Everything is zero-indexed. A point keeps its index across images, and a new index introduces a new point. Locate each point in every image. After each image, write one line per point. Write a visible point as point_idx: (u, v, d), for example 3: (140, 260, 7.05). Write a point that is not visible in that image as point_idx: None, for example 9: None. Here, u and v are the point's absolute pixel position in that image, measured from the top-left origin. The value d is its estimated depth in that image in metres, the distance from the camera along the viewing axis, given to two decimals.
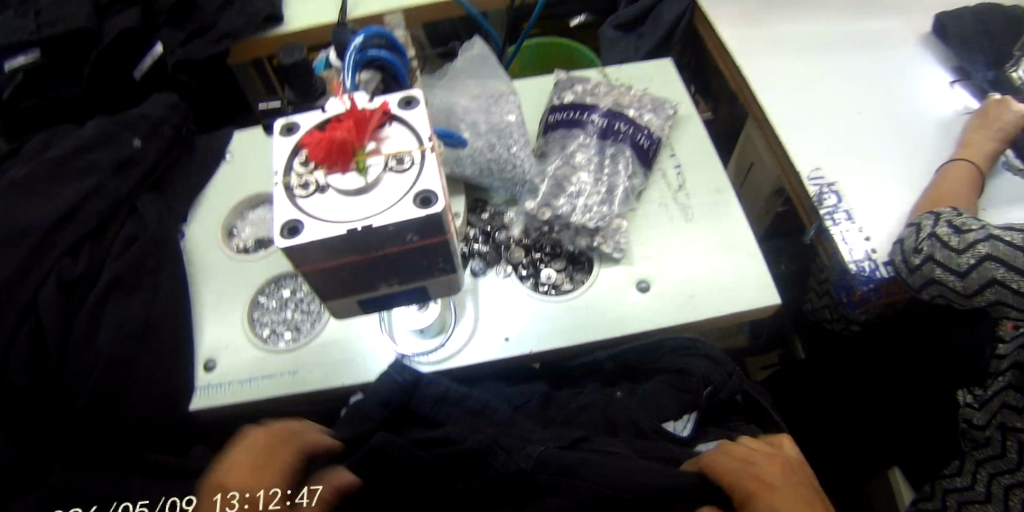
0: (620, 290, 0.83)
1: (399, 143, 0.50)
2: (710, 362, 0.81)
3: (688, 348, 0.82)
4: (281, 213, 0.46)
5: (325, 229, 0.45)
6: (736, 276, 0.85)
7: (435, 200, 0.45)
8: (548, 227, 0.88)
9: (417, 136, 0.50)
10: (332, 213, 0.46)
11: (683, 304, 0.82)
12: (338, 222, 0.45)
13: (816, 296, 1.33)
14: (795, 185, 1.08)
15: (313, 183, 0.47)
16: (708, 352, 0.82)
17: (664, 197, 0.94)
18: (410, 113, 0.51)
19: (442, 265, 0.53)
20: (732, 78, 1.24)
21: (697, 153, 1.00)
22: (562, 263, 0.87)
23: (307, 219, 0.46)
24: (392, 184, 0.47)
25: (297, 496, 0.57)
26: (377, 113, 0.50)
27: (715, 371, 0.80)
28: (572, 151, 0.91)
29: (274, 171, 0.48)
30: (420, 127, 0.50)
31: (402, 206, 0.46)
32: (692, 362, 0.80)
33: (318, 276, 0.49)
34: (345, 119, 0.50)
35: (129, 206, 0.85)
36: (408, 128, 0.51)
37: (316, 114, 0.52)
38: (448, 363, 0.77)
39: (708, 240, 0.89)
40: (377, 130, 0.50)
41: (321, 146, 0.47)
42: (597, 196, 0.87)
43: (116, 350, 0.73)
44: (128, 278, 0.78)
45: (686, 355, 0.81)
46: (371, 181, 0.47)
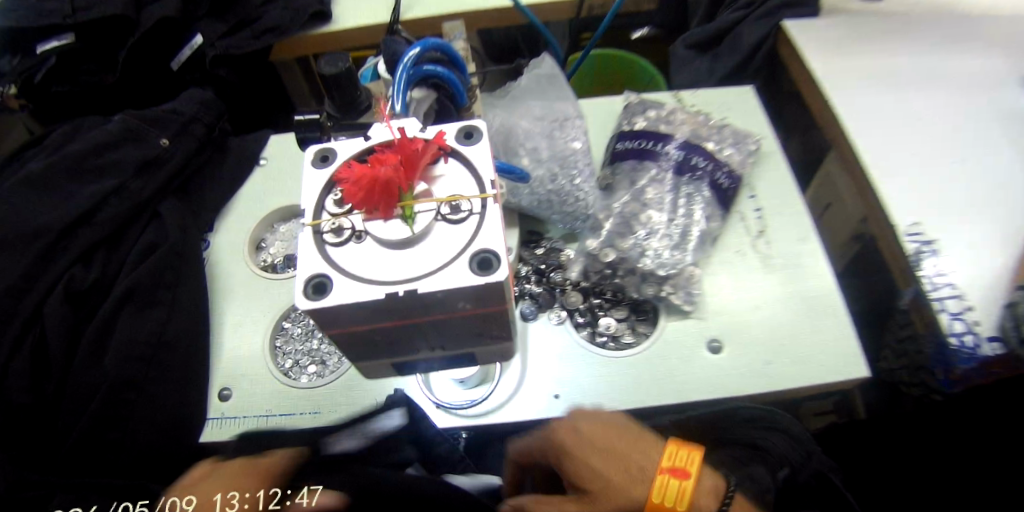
0: (687, 350, 0.72)
1: (458, 186, 0.41)
2: (788, 440, 0.65)
3: (764, 421, 0.65)
4: (307, 266, 0.37)
5: (356, 292, 0.36)
6: (825, 343, 0.73)
7: (496, 264, 0.36)
8: (610, 271, 0.78)
9: (478, 179, 0.41)
10: (369, 270, 0.37)
11: (759, 373, 0.70)
12: (373, 282, 0.36)
13: (892, 355, 1.13)
14: (882, 232, 0.90)
15: (347, 229, 0.39)
16: (785, 427, 0.66)
17: (741, 243, 0.82)
18: (471, 148, 0.42)
19: (496, 334, 0.43)
20: (817, 108, 1.10)
21: (782, 196, 0.88)
22: (625, 311, 0.76)
23: (337, 274, 0.37)
24: (443, 239, 0.38)
25: (290, 495, 0.47)
26: (431, 146, 0.41)
27: (793, 452, 0.64)
28: (640, 186, 0.81)
29: (302, 210, 0.40)
30: (484, 166, 0.41)
31: (456, 268, 0.36)
32: (770, 438, 0.64)
33: (347, 338, 0.40)
34: (392, 150, 0.41)
35: (150, 211, 0.80)
36: (468, 167, 0.42)
37: (358, 141, 0.43)
38: (487, 419, 0.67)
39: (795, 299, 0.77)
40: (429, 168, 0.41)
41: (361, 184, 0.38)
42: (666, 239, 0.77)
43: (125, 371, 0.66)
44: (143, 292, 0.72)
45: (763, 428, 0.65)
46: (420, 231, 0.38)
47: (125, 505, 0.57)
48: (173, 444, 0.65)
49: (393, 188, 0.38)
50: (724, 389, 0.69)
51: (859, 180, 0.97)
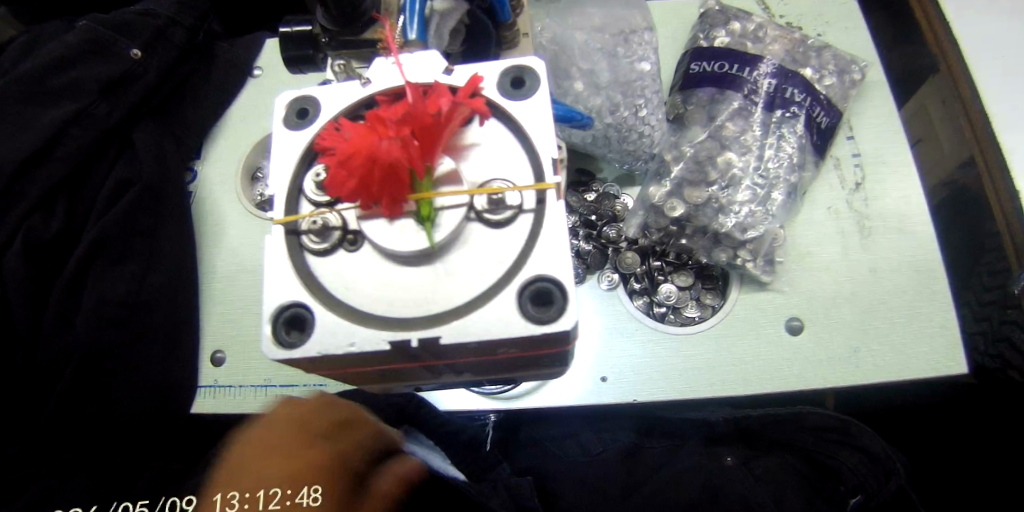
0: (764, 331, 0.59)
1: (502, 163, 0.27)
2: (863, 459, 0.56)
3: (835, 434, 0.57)
4: (276, 289, 0.26)
5: (346, 332, 0.25)
6: (924, 332, 0.60)
7: (559, 301, 0.24)
8: (675, 229, 0.62)
9: (534, 156, 0.27)
10: (367, 297, 0.26)
11: (844, 363, 0.58)
12: (375, 323, 0.25)
13: None
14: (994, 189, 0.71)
15: (334, 228, 0.26)
16: (865, 443, 0.57)
17: (835, 198, 0.67)
18: (520, 102, 0.28)
19: (545, 364, 0.31)
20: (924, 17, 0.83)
21: (889, 140, 0.70)
22: (690, 277, 0.62)
23: (320, 304, 0.25)
24: (478, 251, 0.26)
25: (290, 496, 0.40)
26: (460, 99, 0.27)
27: (871, 475, 0.55)
28: (719, 123, 0.63)
29: (270, 196, 0.27)
30: (543, 132, 0.27)
31: (493, 307, 0.24)
32: (839, 456, 0.57)
33: (341, 373, 0.29)
34: (400, 105, 0.27)
35: (121, 139, 0.68)
36: (523, 134, 0.27)
37: (351, 85, 0.29)
38: (522, 401, 0.56)
39: (894, 273, 0.63)
40: (458, 133, 0.28)
41: (353, 163, 0.25)
42: (748, 192, 0.61)
43: (99, 339, 0.61)
44: (113, 243, 0.63)
45: (832, 442, 0.57)
46: (442, 240, 0.25)
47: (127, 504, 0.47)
48: (167, 412, 0.62)
49: (401, 171, 0.24)
50: (800, 377, 0.57)
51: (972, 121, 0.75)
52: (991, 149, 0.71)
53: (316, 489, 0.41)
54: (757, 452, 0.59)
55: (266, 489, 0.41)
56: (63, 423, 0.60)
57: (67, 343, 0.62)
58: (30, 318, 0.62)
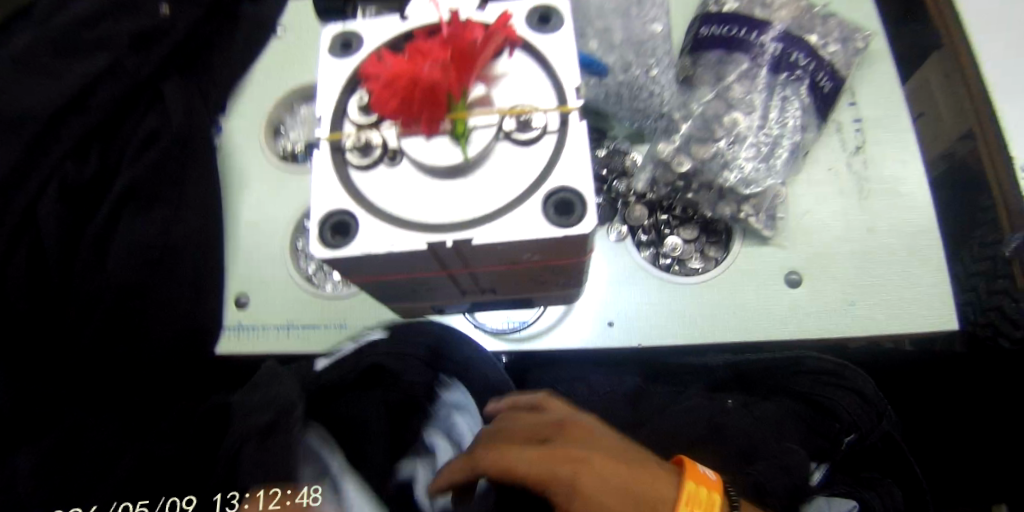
0: (762, 284, 0.63)
1: (528, 90, 0.30)
2: (858, 400, 0.62)
3: (831, 376, 0.63)
4: (324, 198, 0.29)
5: (388, 233, 0.28)
6: (912, 286, 0.63)
7: (579, 209, 0.27)
8: (682, 185, 0.65)
9: (557, 84, 0.30)
10: (406, 206, 0.28)
11: (836, 315, 0.62)
12: (415, 227, 0.28)
13: None
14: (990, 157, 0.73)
15: (377, 145, 0.29)
16: (858, 386, 0.63)
17: (835, 160, 0.69)
18: (548, 36, 0.31)
19: (561, 282, 0.35)
20: None
21: (888, 107, 0.72)
22: (694, 231, 0.66)
23: (363, 211, 0.28)
24: (506, 167, 0.29)
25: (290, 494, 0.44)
26: (494, 32, 0.29)
27: (865, 414, 0.61)
28: (726, 84, 0.66)
29: (317, 117, 0.30)
30: (568, 62, 0.30)
31: (522, 214, 0.27)
32: (835, 398, 0.61)
33: (375, 282, 0.32)
34: (439, 37, 0.29)
35: (153, 90, 0.71)
36: (547, 65, 0.30)
37: (390, 21, 0.32)
38: (533, 343, 0.61)
39: (888, 232, 0.66)
40: (488, 65, 0.31)
41: (397, 86, 0.28)
42: (752, 148, 0.63)
43: (131, 281, 0.64)
44: (144, 190, 0.66)
45: (828, 385, 0.62)
46: (476, 155, 0.28)
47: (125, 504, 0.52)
48: (194, 351, 0.65)
49: (439, 92, 0.27)
50: (794, 325, 0.61)
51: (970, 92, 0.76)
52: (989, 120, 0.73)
53: (316, 490, 0.44)
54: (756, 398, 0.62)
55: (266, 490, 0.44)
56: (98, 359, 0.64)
57: (100, 283, 0.65)
58: (63, 260, 0.65)
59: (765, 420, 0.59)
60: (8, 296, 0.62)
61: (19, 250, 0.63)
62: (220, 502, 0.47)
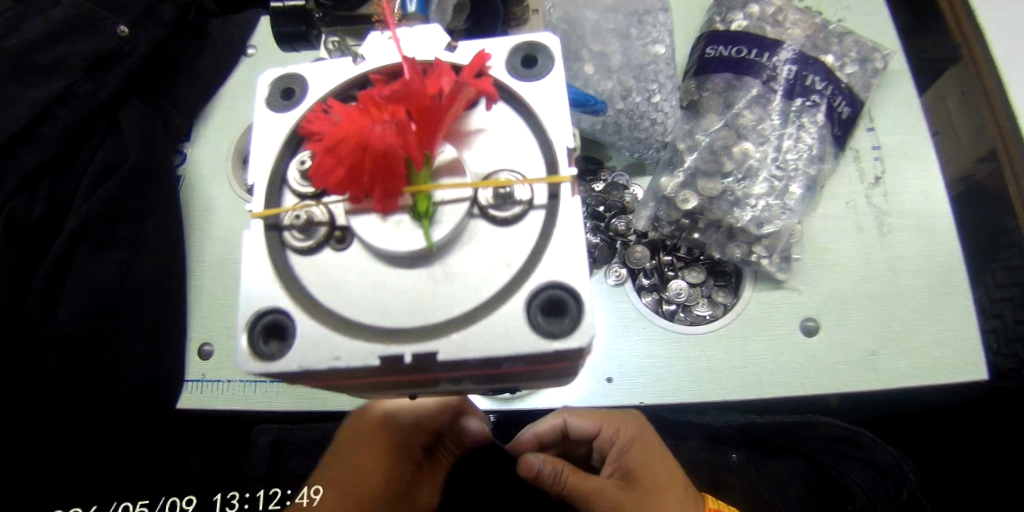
0: (777, 332, 0.57)
1: (509, 149, 0.24)
2: (873, 473, 0.59)
3: (847, 446, 0.60)
4: (246, 293, 0.23)
5: (326, 340, 0.22)
6: (940, 332, 0.58)
7: (572, 315, 0.21)
8: (688, 223, 0.59)
9: (547, 144, 0.24)
10: (354, 304, 0.23)
11: (859, 365, 0.56)
12: (361, 334, 0.22)
13: None
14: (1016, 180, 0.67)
15: (316, 222, 0.23)
16: (877, 457, 0.59)
17: (853, 192, 0.64)
18: (531, 84, 0.25)
19: (549, 375, 0.28)
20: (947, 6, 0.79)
21: (909, 133, 0.67)
22: (701, 273, 0.60)
23: (299, 312, 0.22)
24: (483, 253, 0.23)
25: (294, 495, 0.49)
26: (467, 78, 0.23)
27: (878, 489, 0.59)
28: (735, 111, 0.60)
29: (250, 185, 0.25)
30: (560, 117, 0.24)
31: (499, 324, 0.21)
32: (849, 472, 0.60)
33: (324, 379, 0.26)
34: (398, 85, 0.23)
35: (108, 119, 0.65)
36: (532, 118, 0.25)
37: (342, 63, 0.27)
38: (519, 403, 0.55)
39: (913, 271, 0.60)
40: (461, 117, 0.25)
41: (345, 151, 0.22)
42: (765, 185, 0.59)
43: (82, 331, 0.58)
44: (97, 229, 0.61)
45: (843, 455, 0.60)
46: (441, 241, 0.22)
47: (125, 504, 0.51)
48: (150, 410, 0.59)
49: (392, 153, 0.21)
50: (815, 379, 0.56)
51: (994, 117, 0.70)
52: (1018, 147, 0.67)
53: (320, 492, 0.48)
54: (764, 455, 0.62)
55: (268, 491, 0.50)
56: (42, 418, 0.58)
57: (48, 334, 0.59)
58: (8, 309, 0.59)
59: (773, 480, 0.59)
60: None
61: None
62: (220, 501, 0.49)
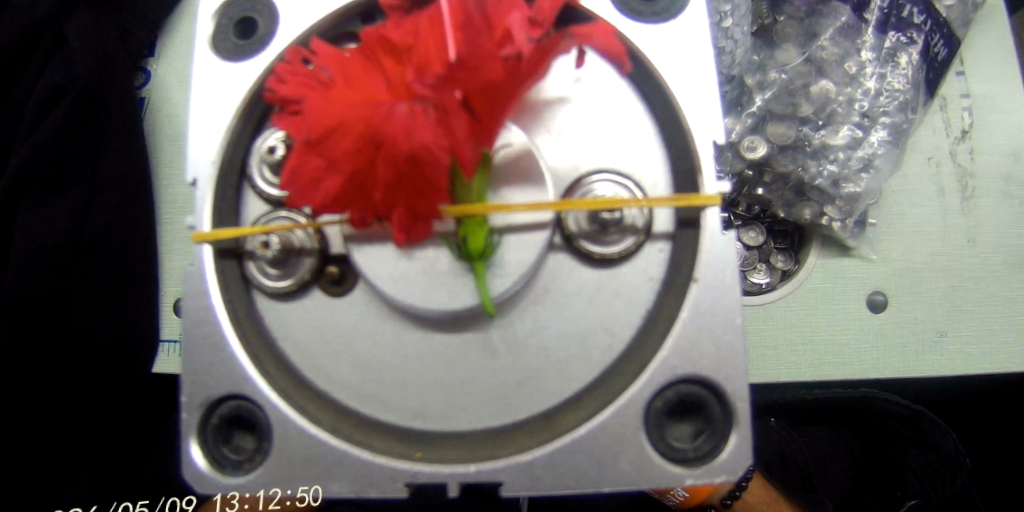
0: (839, 308, 0.50)
1: (622, 149, 0.27)
2: (931, 460, 0.54)
3: (902, 424, 0.55)
4: (238, 386, 0.26)
5: (370, 471, 0.25)
6: (1017, 316, 0.51)
7: (709, 408, 0.25)
8: (753, 175, 0.50)
9: (677, 165, 0.27)
10: (406, 382, 0.26)
11: (927, 350, 0.50)
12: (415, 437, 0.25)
13: None
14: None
15: (293, 251, 0.26)
16: (937, 441, 0.54)
17: (937, 147, 0.54)
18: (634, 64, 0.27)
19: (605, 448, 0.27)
20: None
21: (1008, 80, 0.56)
22: (761, 233, 0.51)
23: (374, 428, 0.25)
24: (569, 279, 0.26)
25: None
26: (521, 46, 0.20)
27: (937, 480, 0.53)
28: (818, 43, 0.50)
29: (197, 196, 0.27)
30: (699, 112, 0.27)
31: (594, 446, 0.25)
32: (902, 454, 0.55)
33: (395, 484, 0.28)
34: (432, 47, 0.20)
35: (53, 33, 0.54)
36: (680, 117, 0.27)
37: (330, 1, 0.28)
38: None
39: (994, 243, 0.53)
40: (546, 107, 0.27)
41: (354, 136, 0.20)
42: (847, 135, 0.49)
43: (37, 288, 0.51)
44: (47, 169, 0.52)
45: (898, 434, 0.56)
46: (517, 272, 0.24)
47: (127, 505, 0.51)
48: (122, 377, 0.53)
49: (442, 179, 0.20)
50: (876, 363, 0.49)
51: None
52: None
53: None
54: (809, 422, 0.59)
55: None
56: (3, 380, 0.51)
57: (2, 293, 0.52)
58: None
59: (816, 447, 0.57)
60: None
61: None
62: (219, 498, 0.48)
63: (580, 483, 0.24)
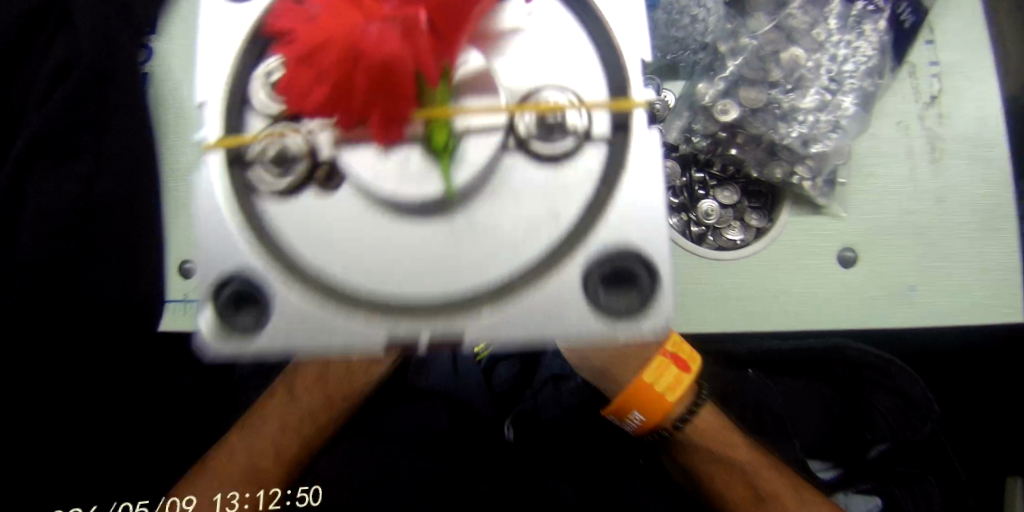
0: (811, 264, 0.53)
1: (563, 66, 0.28)
2: (899, 403, 0.58)
3: (873, 372, 0.59)
4: (235, 257, 0.27)
5: (347, 329, 0.27)
6: (979, 271, 0.54)
7: (640, 275, 0.27)
8: (725, 137, 0.53)
9: (609, 72, 0.29)
10: (382, 264, 0.27)
11: (893, 303, 0.53)
12: (392, 307, 0.27)
13: None
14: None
15: (292, 154, 0.27)
16: (903, 386, 0.58)
17: (907, 112, 0.57)
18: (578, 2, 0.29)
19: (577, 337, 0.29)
20: None
21: (976, 46, 0.59)
22: (734, 193, 0.55)
23: (351, 290, 0.27)
24: (522, 180, 0.27)
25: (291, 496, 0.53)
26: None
27: (904, 422, 0.58)
28: (788, 11, 0.53)
29: (204, 116, 0.28)
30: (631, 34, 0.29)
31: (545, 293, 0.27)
32: (872, 400, 0.59)
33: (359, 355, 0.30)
34: None
35: (60, 10, 0.57)
36: (609, 36, 0.29)
37: None
38: None
39: (962, 203, 0.55)
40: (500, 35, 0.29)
41: (340, 59, 0.24)
42: (815, 98, 0.52)
43: (48, 250, 0.55)
44: (54, 138, 0.55)
45: (869, 382, 0.59)
46: (472, 173, 0.26)
47: (125, 505, 0.53)
48: (130, 334, 0.57)
49: (409, 85, 0.24)
50: (845, 316, 0.53)
51: None
52: None
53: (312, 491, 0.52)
54: (783, 373, 0.61)
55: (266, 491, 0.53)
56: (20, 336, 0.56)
57: (9, 257, 0.56)
58: None
59: (788, 396, 0.59)
60: None
61: None
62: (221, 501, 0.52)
63: (536, 340, 0.27)
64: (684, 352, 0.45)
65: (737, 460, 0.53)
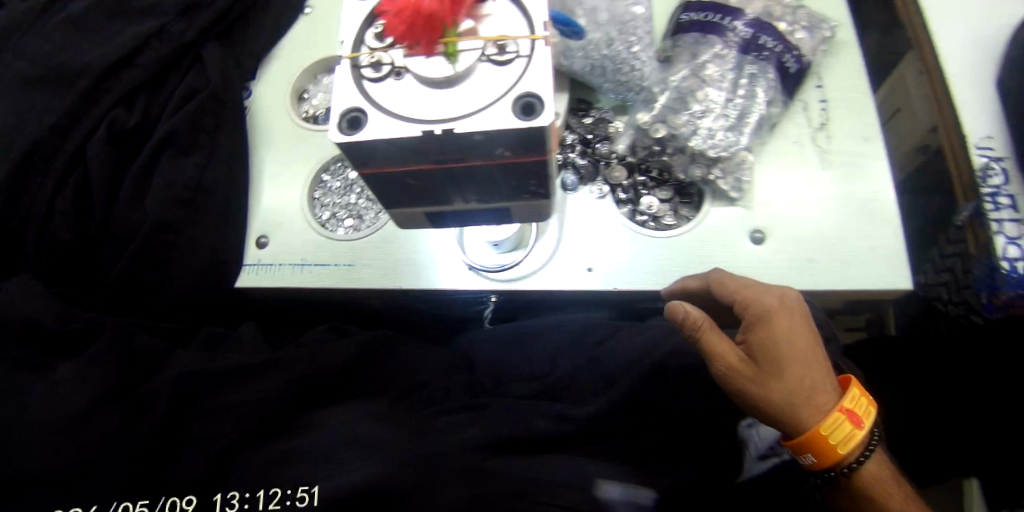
0: (727, 240, 0.71)
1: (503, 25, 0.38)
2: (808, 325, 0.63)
3: None
4: (341, 100, 0.37)
5: (399, 128, 0.35)
6: (867, 242, 0.70)
7: (537, 108, 0.34)
8: (658, 148, 0.75)
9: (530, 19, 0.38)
10: (401, 105, 0.36)
11: (797, 270, 0.69)
12: (415, 120, 0.35)
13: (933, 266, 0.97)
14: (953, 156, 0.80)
15: (387, 64, 0.37)
16: (807, 311, 0.64)
17: (801, 134, 0.77)
18: None
19: (533, 188, 0.42)
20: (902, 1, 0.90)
21: (856, 89, 0.80)
22: (669, 192, 0.75)
23: (372, 109, 0.36)
24: (484, 79, 0.36)
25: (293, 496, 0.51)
26: None
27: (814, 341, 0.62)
28: (701, 62, 0.75)
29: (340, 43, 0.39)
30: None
31: (496, 110, 0.35)
32: None
33: (384, 202, 0.44)
34: None
35: (193, 54, 0.81)
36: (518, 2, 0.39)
37: None
38: (521, 283, 0.70)
39: (848, 198, 0.73)
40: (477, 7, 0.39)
41: (404, 17, 0.36)
42: (723, 121, 0.73)
43: (163, 214, 0.69)
44: (182, 135, 0.74)
45: None
46: (462, 70, 0.36)
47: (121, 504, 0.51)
48: (212, 287, 0.71)
49: (440, 25, 0.36)
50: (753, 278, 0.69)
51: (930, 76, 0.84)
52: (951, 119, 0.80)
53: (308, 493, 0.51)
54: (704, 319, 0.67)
55: (266, 491, 0.52)
56: (129, 284, 0.69)
57: (127, 220, 0.71)
58: (105, 197, 0.71)
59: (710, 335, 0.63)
60: (53, 225, 0.69)
61: (69, 186, 0.71)
62: (219, 502, 0.52)
63: (498, 128, 0.34)
64: (858, 410, 0.54)
65: (892, 504, 0.53)
